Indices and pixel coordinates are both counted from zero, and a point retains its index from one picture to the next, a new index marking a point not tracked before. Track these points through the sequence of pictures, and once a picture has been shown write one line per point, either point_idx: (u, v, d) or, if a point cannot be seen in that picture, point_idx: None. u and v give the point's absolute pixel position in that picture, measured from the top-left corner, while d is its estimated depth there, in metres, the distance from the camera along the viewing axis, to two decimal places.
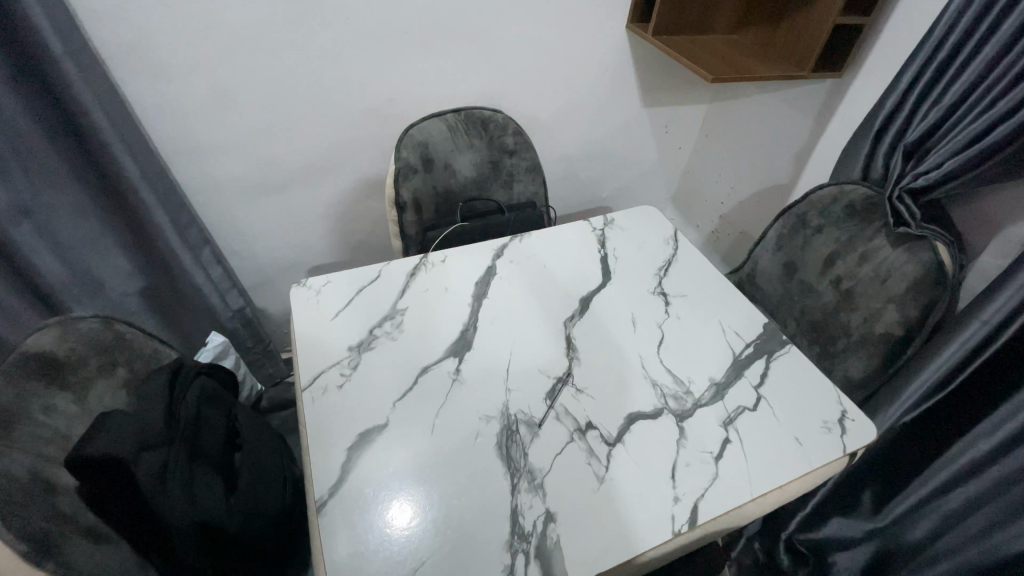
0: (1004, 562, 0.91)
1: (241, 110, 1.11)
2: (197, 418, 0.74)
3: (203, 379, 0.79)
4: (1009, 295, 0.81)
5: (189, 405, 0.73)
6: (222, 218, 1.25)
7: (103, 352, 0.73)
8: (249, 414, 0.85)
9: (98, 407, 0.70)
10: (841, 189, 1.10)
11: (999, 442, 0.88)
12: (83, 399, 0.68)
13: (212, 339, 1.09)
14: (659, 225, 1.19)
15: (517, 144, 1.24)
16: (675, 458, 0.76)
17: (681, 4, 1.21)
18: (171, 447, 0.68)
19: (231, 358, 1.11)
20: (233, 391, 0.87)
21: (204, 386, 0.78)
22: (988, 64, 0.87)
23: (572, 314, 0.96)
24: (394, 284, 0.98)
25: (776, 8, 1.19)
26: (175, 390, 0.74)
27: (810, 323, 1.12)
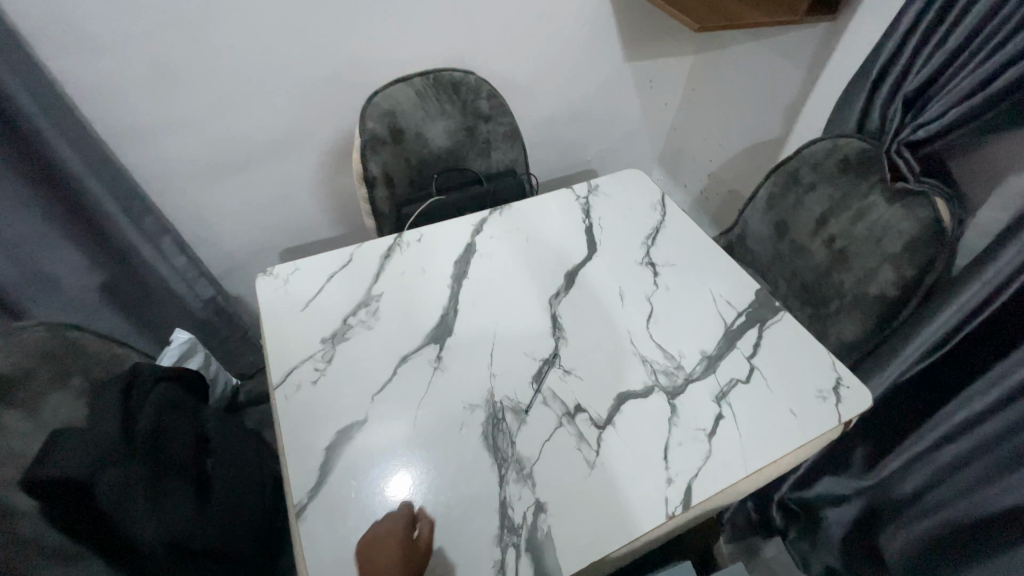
0: (988, 517, 0.92)
1: (189, 83, 1.01)
2: (161, 426, 0.70)
3: (164, 387, 0.73)
4: (1012, 253, 0.78)
5: (148, 415, 0.68)
6: (181, 203, 1.16)
7: (54, 361, 0.66)
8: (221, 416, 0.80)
9: (54, 422, 0.63)
10: (836, 143, 1.04)
11: (992, 401, 0.87)
12: (35, 412, 0.61)
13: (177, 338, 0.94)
14: (646, 190, 1.13)
15: (492, 109, 1.15)
16: (668, 438, 0.73)
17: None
18: (134, 460, 0.64)
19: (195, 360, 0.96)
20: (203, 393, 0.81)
21: (163, 394, 0.72)
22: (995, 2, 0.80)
23: (557, 290, 0.91)
24: (367, 267, 0.92)
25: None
26: (130, 400, 0.69)
27: (802, 285, 1.09)
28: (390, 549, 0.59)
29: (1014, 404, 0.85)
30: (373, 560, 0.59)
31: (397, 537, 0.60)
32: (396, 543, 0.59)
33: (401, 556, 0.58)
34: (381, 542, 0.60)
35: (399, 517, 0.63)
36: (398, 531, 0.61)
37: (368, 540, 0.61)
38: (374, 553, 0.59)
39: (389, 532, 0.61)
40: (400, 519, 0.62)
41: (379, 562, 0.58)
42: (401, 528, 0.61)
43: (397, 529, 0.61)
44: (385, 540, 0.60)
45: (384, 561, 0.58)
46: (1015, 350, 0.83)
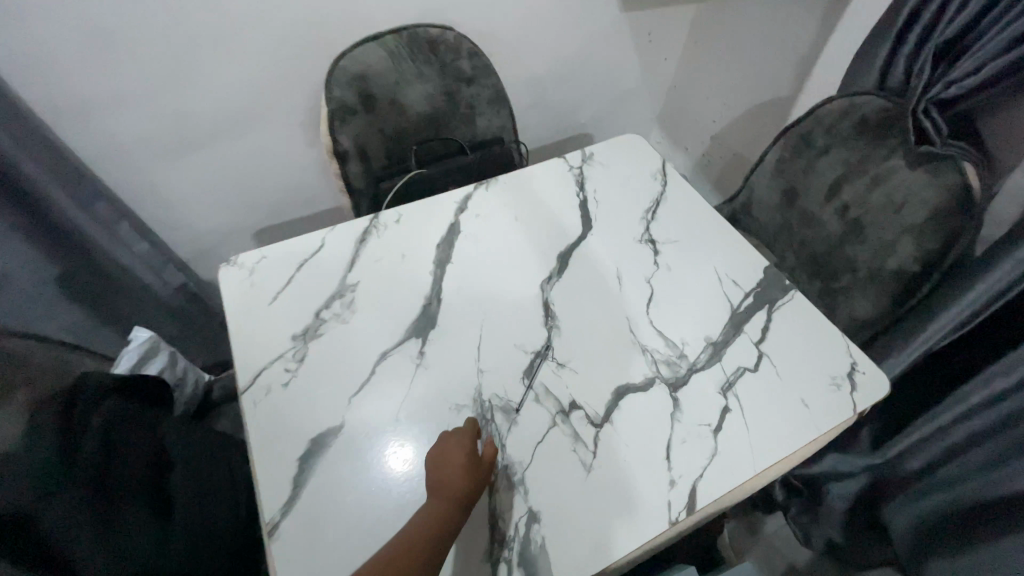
0: (995, 501, 0.88)
1: (134, 49, 0.90)
2: (114, 446, 0.65)
3: (110, 402, 0.69)
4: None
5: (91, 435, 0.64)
6: (137, 184, 1.06)
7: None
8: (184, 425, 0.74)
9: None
10: (853, 101, 0.95)
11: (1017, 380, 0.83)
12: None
13: (134, 336, 0.86)
14: (646, 157, 1.03)
15: (474, 69, 1.04)
16: (670, 435, 0.68)
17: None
18: (82, 484, 0.59)
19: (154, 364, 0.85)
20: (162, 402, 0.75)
21: (110, 410, 0.68)
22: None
23: (549, 274, 0.83)
24: (341, 253, 0.84)
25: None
26: (72, 422, 0.64)
27: (811, 257, 1.02)
28: (456, 458, 0.61)
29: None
30: (437, 468, 0.60)
31: (463, 446, 0.62)
32: (463, 452, 0.61)
33: (467, 467, 0.60)
34: (447, 450, 0.62)
35: (465, 433, 0.64)
36: (466, 440, 0.63)
37: (436, 448, 0.63)
38: (438, 459, 0.61)
39: (456, 442, 0.63)
40: (468, 431, 0.64)
41: (444, 468, 0.60)
42: (470, 438, 0.63)
43: (465, 438, 0.63)
44: (451, 448, 0.62)
45: (450, 467, 0.60)
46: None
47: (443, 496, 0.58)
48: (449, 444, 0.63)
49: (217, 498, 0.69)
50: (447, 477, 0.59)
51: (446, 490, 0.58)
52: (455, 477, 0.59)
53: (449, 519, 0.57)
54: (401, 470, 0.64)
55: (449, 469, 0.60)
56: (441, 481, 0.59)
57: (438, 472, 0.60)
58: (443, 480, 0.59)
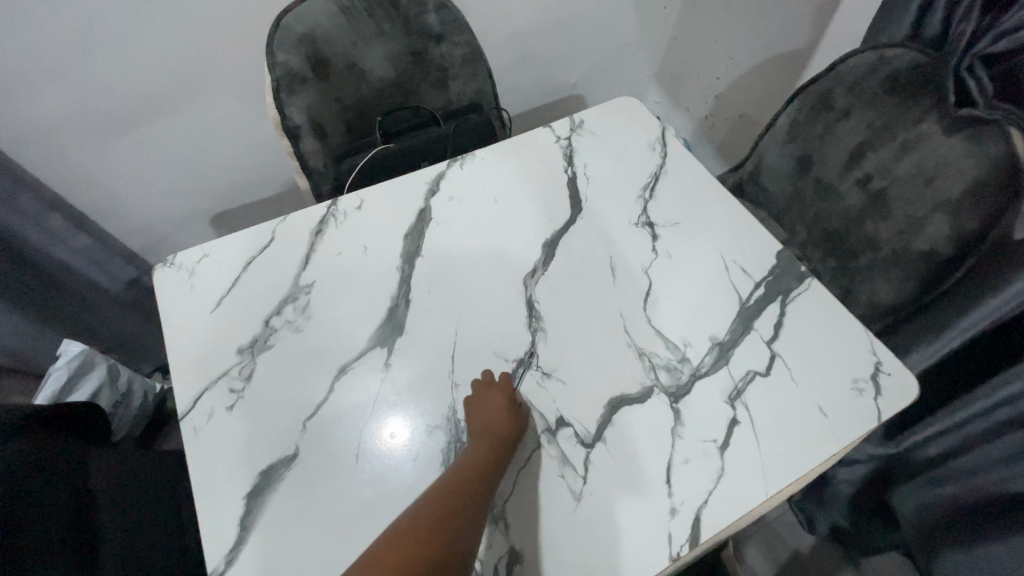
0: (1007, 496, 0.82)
1: (36, 9, 0.76)
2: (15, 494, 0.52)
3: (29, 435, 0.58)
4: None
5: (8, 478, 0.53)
6: (64, 171, 0.93)
7: None
8: (106, 459, 0.65)
9: None
10: (882, 55, 0.82)
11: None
12: None
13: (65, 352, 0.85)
14: (643, 123, 0.91)
15: (444, 25, 0.90)
16: (671, 454, 0.60)
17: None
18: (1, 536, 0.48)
19: (91, 380, 0.85)
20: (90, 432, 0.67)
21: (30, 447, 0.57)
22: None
23: (534, 267, 0.73)
24: (294, 248, 0.73)
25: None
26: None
27: (826, 234, 0.92)
28: (495, 404, 0.59)
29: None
30: (477, 412, 0.58)
31: (501, 393, 0.60)
32: (502, 399, 0.59)
33: (507, 414, 0.58)
34: (483, 397, 0.60)
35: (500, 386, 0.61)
36: (504, 388, 0.61)
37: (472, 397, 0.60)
38: (476, 407, 0.59)
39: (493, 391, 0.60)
40: (503, 381, 0.62)
41: (488, 412, 0.58)
42: (507, 387, 0.61)
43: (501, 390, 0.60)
44: (489, 395, 0.60)
45: (490, 412, 0.58)
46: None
47: (486, 437, 0.56)
48: (487, 391, 0.61)
49: (142, 546, 0.62)
50: (488, 421, 0.57)
51: (488, 434, 0.56)
52: (497, 422, 0.57)
53: (489, 463, 0.55)
54: (382, 440, 0.60)
55: (488, 414, 0.58)
56: (480, 422, 0.57)
57: (477, 416, 0.58)
58: (483, 426, 0.57)
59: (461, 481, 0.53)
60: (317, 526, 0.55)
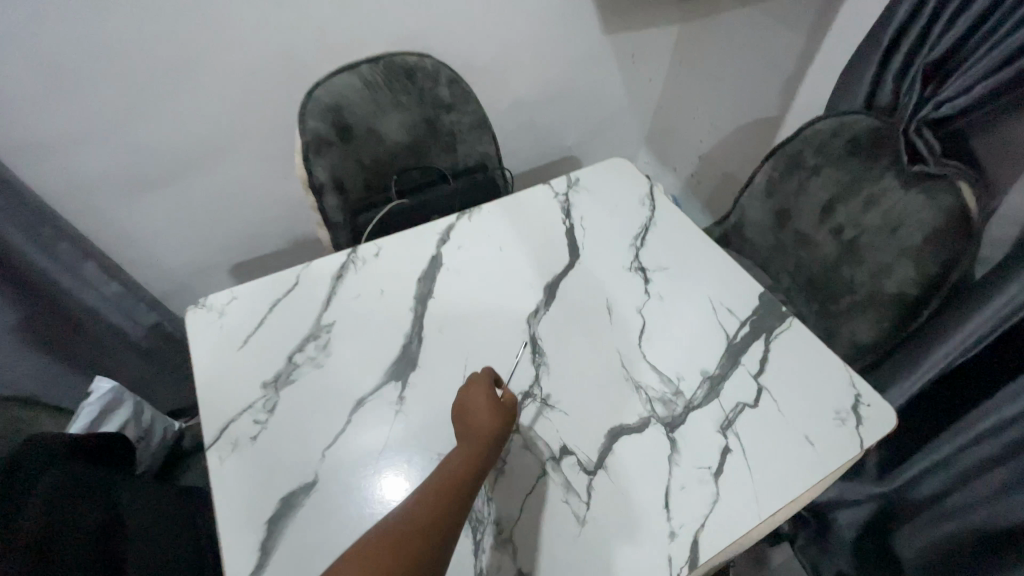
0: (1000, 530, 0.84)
1: (92, 84, 0.87)
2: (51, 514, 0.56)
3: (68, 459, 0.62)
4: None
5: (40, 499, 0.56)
6: (98, 223, 1.02)
7: None
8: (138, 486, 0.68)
9: None
10: (842, 121, 0.93)
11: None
12: None
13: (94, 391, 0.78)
14: (633, 181, 1.01)
15: (454, 96, 1.01)
16: (668, 480, 0.63)
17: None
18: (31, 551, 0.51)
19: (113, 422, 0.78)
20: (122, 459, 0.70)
21: (67, 469, 0.61)
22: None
23: (536, 307, 0.79)
24: (315, 292, 0.80)
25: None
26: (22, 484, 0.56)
27: (807, 280, 0.99)
28: (478, 403, 0.60)
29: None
30: (463, 414, 0.59)
31: (488, 389, 0.61)
32: (485, 393, 0.60)
33: (490, 409, 0.59)
34: (469, 394, 0.61)
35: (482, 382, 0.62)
36: (484, 383, 0.62)
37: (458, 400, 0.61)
38: (461, 410, 0.60)
39: (476, 390, 0.61)
40: (485, 377, 0.63)
41: (472, 413, 0.59)
42: (488, 380, 0.62)
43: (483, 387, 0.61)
44: (472, 394, 0.61)
45: (475, 411, 0.59)
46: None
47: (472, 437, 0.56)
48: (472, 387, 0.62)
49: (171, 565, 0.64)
50: (478, 417, 0.58)
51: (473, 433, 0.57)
52: (482, 420, 0.58)
53: (483, 457, 0.55)
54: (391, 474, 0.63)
55: (477, 410, 0.59)
56: (467, 423, 0.58)
57: (464, 419, 0.59)
58: (470, 424, 0.58)
59: (455, 474, 0.52)
60: (333, 550, 0.58)
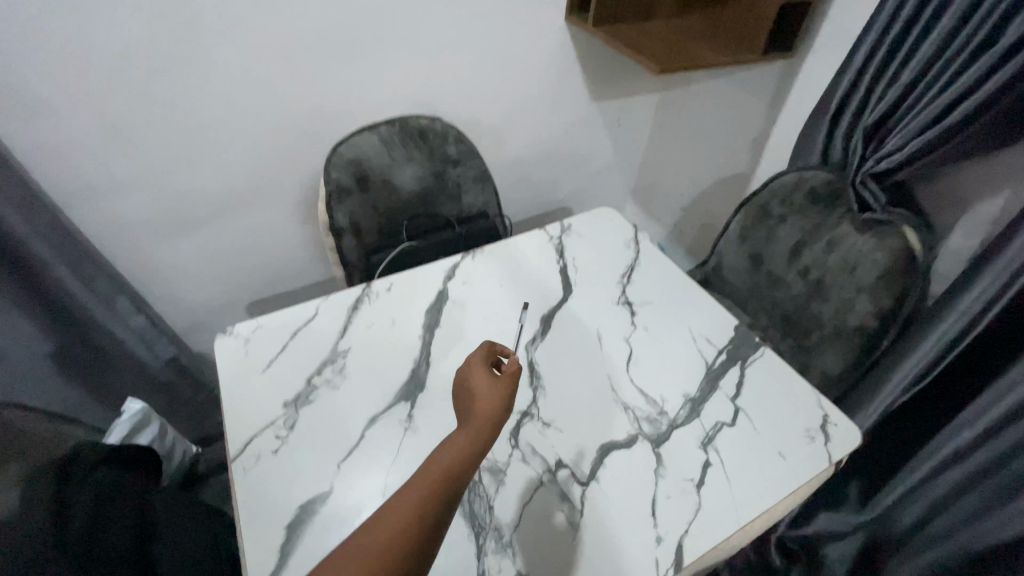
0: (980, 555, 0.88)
1: (143, 138, 0.98)
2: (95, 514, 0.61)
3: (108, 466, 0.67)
4: (999, 270, 0.75)
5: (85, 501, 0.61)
6: (133, 260, 1.11)
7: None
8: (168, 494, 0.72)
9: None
10: (801, 176, 1.05)
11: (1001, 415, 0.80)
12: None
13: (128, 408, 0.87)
14: (620, 227, 1.12)
15: (460, 153, 1.14)
16: (654, 491, 0.69)
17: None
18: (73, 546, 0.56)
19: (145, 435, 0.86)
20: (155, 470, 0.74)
21: (108, 475, 0.66)
22: (952, 27, 0.80)
23: (533, 336, 0.88)
24: (332, 323, 0.88)
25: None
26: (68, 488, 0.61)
27: (781, 317, 1.08)
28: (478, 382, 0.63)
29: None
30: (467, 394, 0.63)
31: (488, 367, 0.66)
32: (482, 372, 0.64)
33: (488, 386, 0.62)
34: (469, 375, 0.65)
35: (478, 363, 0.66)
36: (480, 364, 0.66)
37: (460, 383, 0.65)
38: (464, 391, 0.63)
39: (474, 370, 0.65)
40: (481, 357, 0.67)
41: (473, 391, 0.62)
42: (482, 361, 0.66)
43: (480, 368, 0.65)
44: (472, 376, 0.64)
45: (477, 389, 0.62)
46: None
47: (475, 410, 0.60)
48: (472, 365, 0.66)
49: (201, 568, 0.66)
50: (477, 393, 0.61)
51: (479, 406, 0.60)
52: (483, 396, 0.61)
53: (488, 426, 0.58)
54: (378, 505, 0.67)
55: (478, 388, 0.62)
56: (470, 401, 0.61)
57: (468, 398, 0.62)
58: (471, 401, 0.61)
59: (467, 441, 0.56)
60: None
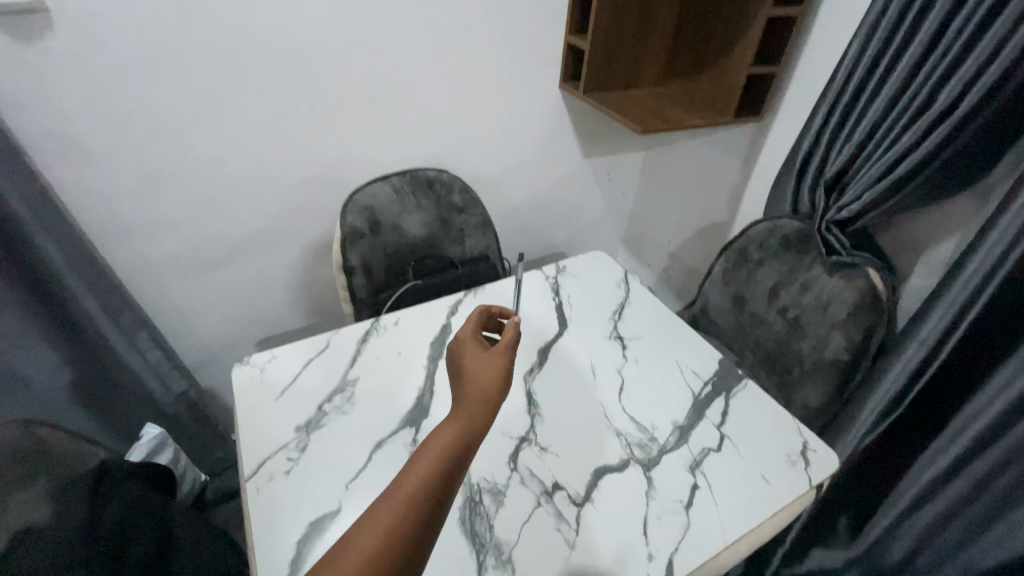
0: None
1: (178, 185, 1.08)
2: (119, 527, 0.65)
3: (132, 481, 0.72)
4: (946, 304, 0.84)
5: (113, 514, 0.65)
6: (155, 296, 1.18)
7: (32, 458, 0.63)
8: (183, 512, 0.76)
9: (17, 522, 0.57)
10: (775, 224, 1.15)
11: (969, 443, 0.86)
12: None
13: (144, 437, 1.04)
14: (611, 269, 1.20)
15: (464, 201, 1.24)
16: (646, 512, 0.73)
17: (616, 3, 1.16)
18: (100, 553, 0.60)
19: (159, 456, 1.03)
20: (170, 491, 0.79)
21: (132, 491, 0.70)
22: (894, 95, 0.92)
23: (531, 367, 0.94)
24: (343, 353, 0.94)
25: (709, 9, 1.19)
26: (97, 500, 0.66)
27: (765, 354, 1.15)
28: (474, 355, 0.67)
29: (991, 446, 0.84)
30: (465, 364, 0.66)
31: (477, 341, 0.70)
32: (475, 347, 0.68)
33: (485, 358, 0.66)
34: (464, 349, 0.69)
35: (467, 341, 0.70)
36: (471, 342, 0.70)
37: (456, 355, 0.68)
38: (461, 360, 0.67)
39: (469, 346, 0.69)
40: (470, 337, 0.71)
41: (472, 362, 0.66)
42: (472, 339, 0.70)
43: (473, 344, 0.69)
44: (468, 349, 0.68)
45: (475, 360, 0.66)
46: (988, 381, 0.84)
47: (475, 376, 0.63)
48: (458, 349, 0.69)
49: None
50: (472, 363, 0.66)
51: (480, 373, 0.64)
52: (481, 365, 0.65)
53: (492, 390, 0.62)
54: None
55: (474, 360, 0.66)
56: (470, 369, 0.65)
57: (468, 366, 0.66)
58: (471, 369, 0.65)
59: (473, 402, 0.60)
60: None
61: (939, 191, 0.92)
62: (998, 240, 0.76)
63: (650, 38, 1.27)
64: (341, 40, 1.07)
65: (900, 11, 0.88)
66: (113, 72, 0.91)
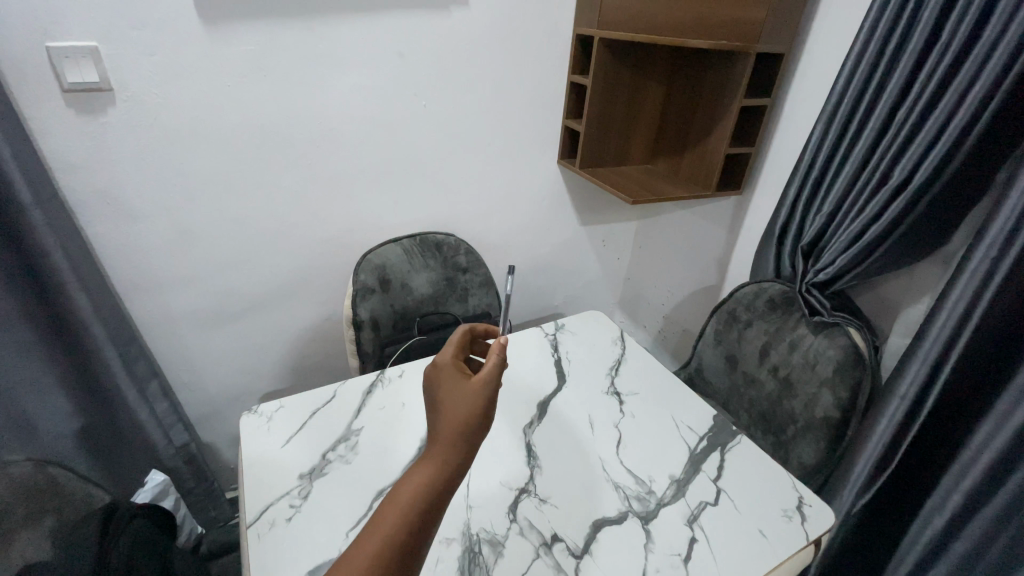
0: None
1: (205, 243, 1.16)
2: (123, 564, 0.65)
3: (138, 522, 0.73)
4: (919, 363, 0.89)
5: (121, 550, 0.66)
6: (169, 347, 1.23)
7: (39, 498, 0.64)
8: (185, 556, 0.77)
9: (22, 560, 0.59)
10: (760, 286, 1.22)
11: (963, 500, 0.88)
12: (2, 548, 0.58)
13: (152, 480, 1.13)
14: (607, 328, 1.26)
15: (469, 262, 1.32)
16: (644, 565, 0.73)
17: (607, 94, 1.31)
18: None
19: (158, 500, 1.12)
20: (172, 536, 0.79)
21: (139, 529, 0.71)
22: (855, 171, 1.03)
23: (531, 420, 0.97)
24: (348, 404, 0.97)
25: (688, 99, 1.34)
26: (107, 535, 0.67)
27: (760, 413, 1.17)
28: (454, 386, 0.65)
29: (984, 505, 0.86)
30: (443, 395, 0.64)
31: (456, 369, 0.67)
32: (454, 377, 0.66)
33: (464, 393, 0.63)
34: (441, 377, 0.67)
35: (444, 368, 0.67)
36: (447, 371, 0.67)
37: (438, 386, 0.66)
38: (440, 390, 0.65)
39: (450, 376, 0.66)
40: (449, 364, 0.68)
41: (450, 395, 0.64)
42: (450, 367, 0.67)
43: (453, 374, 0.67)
44: (446, 378, 0.66)
45: (454, 392, 0.64)
46: (971, 437, 0.87)
47: (454, 416, 0.61)
48: (436, 376, 0.67)
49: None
50: (449, 395, 0.64)
51: (459, 411, 0.62)
52: (460, 401, 0.63)
53: (468, 429, 0.61)
54: None
55: (453, 394, 0.64)
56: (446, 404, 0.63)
57: (448, 397, 0.64)
58: (449, 402, 0.63)
59: (444, 445, 0.60)
60: None
61: (905, 258, 1.00)
62: (957, 301, 0.83)
63: (638, 122, 1.42)
64: (362, 118, 1.20)
65: (852, 103, 1.02)
66: (161, 144, 1.02)
